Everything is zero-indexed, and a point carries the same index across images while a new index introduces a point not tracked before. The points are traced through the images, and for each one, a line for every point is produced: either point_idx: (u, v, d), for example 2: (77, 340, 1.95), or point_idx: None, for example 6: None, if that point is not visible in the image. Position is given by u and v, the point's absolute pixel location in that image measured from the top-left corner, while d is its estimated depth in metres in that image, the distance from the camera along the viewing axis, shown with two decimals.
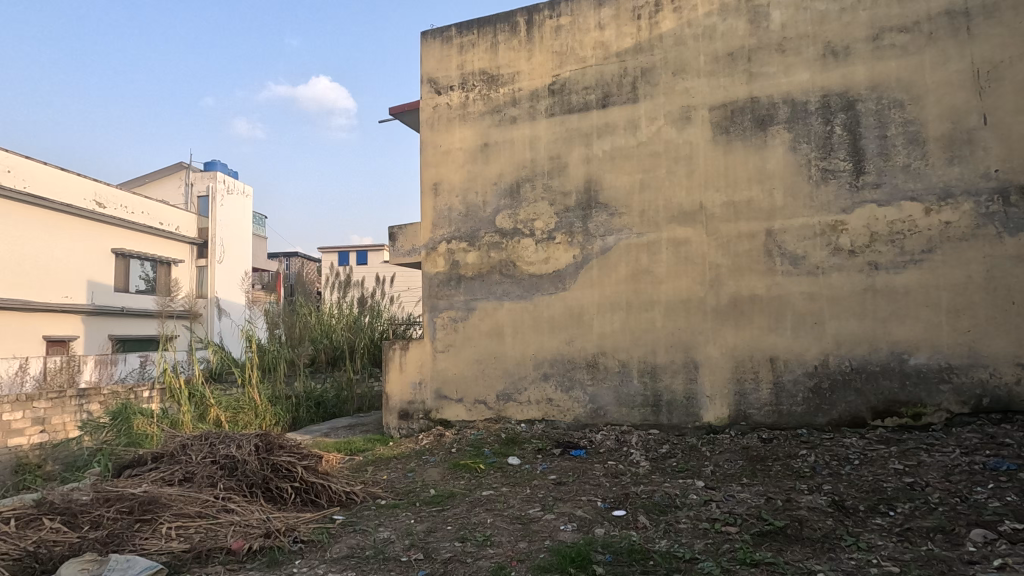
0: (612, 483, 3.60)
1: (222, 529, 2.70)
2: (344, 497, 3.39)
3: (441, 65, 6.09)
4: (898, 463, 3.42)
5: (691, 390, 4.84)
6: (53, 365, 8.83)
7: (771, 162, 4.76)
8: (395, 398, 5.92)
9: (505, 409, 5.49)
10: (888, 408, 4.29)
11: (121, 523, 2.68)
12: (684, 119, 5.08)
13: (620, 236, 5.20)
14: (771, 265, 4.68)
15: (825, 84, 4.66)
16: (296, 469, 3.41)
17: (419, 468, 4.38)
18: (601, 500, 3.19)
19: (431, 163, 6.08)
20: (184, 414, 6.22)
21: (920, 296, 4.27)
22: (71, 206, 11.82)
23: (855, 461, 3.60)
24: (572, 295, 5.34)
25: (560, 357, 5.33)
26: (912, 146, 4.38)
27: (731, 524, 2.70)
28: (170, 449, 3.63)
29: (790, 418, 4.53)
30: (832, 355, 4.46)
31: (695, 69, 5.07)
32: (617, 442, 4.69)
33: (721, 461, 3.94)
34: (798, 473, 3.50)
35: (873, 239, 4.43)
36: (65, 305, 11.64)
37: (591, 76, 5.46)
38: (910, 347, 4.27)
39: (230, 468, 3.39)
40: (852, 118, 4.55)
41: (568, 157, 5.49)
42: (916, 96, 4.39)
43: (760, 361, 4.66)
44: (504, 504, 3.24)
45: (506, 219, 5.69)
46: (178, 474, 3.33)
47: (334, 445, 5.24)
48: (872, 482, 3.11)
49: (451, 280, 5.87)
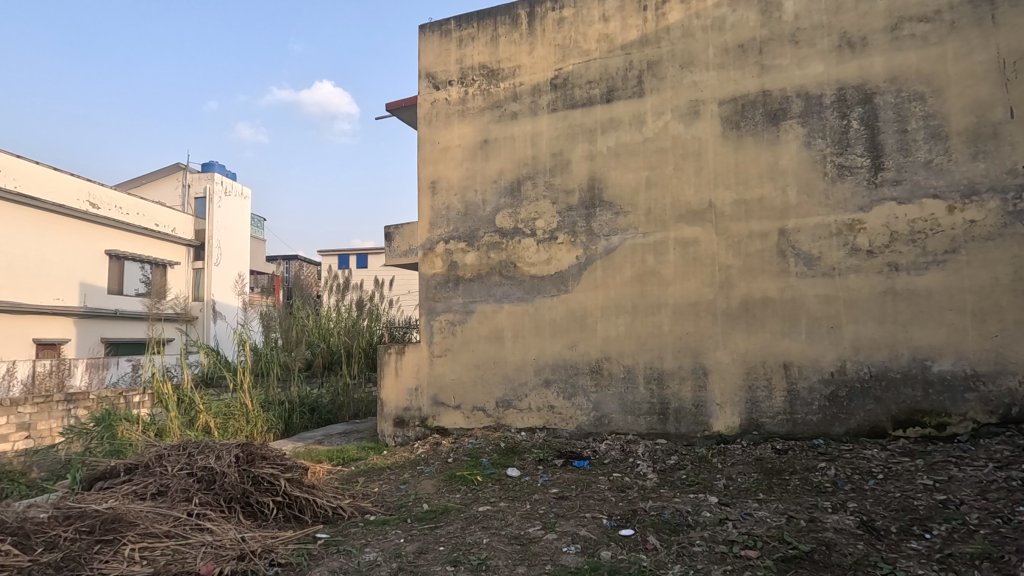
0: (618, 498, 3.36)
1: (192, 551, 2.47)
2: (330, 513, 3.16)
3: (440, 59, 5.88)
4: (927, 479, 3.17)
5: (701, 398, 4.60)
6: (42, 369, 8.61)
7: (784, 158, 4.54)
8: (390, 404, 5.69)
9: (505, 416, 5.25)
10: (909, 418, 4.05)
11: (79, 544, 2.44)
12: (692, 114, 4.86)
13: (625, 236, 4.98)
14: (784, 265, 4.45)
15: (841, 76, 4.44)
16: (278, 482, 3.18)
17: (413, 480, 4.15)
18: (606, 517, 2.95)
19: (429, 161, 5.87)
20: (172, 421, 6.01)
21: (944, 299, 4.04)
22: (63, 206, 11.60)
23: (879, 475, 3.35)
24: (574, 297, 5.12)
25: (562, 363, 5.10)
26: (935, 141, 4.15)
27: (751, 547, 2.46)
28: (144, 460, 3.40)
29: (805, 427, 4.30)
30: (850, 361, 4.22)
31: (703, 61, 4.86)
32: (623, 452, 4.45)
33: (734, 474, 3.70)
34: (818, 489, 3.25)
35: (893, 239, 4.20)
36: (56, 308, 11.43)
37: (594, 70, 5.25)
38: (933, 352, 4.03)
39: (208, 481, 3.15)
40: (869, 112, 4.33)
41: (571, 154, 5.27)
42: (938, 89, 4.17)
43: (773, 367, 4.42)
44: (501, 521, 3.00)
45: (506, 219, 5.47)
46: (151, 488, 3.09)
47: (326, 453, 5.03)
48: (900, 500, 2.86)
49: (448, 282, 5.65)
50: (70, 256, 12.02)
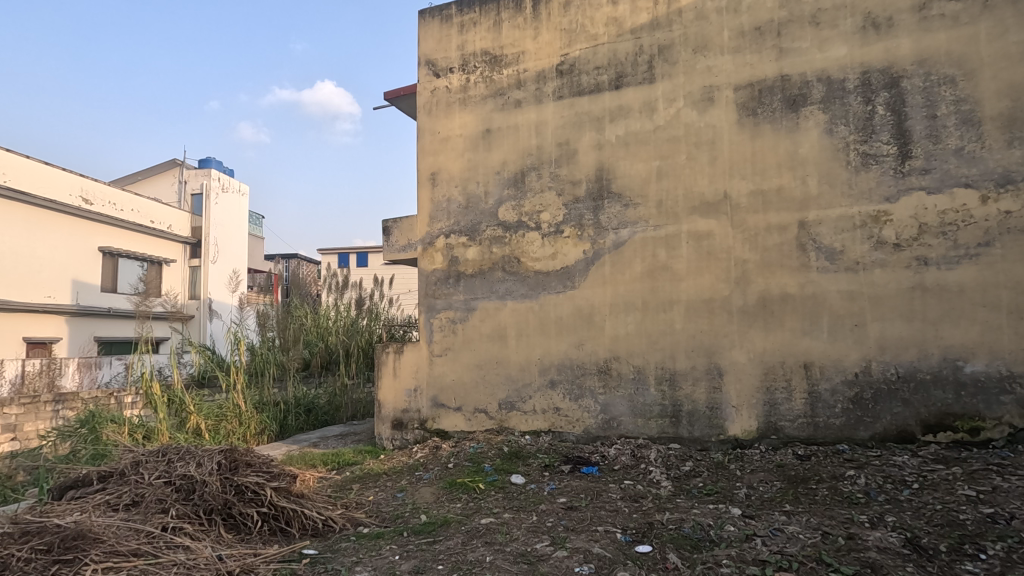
0: (631, 509, 3.11)
1: (164, 571, 2.23)
2: (319, 526, 2.92)
3: (441, 45, 5.64)
4: (969, 489, 2.92)
5: (715, 400, 4.35)
6: (31, 368, 8.10)
7: (804, 146, 4.29)
8: (388, 405, 5.45)
9: (507, 419, 5.01)
10: (940, 422, 3.80)
11: (35, 565, 2.20)
12: (706, 100, 4.61)
13: (635, 229, 4.73)
14: (805, 260, 4.20)
15: (865, 59, 4.18)
16: (264, 492, 2.93)
17: (410, 487, 3.90)
18: (620, 531, 2.71)
19: (429, 152, 5.63)
20: (161, 422, 5.71)
21: (977, 295, 3.78)
22: (54, 201, 11.37)
23: (915, 485, 3.11)
24: (581, 294, 4.87)
25: (569, 362, 4.85)
26: (966, 127, 3.89)
27: (786, 570, 2.22)
28: (119, 468, 3.15)
29: (827, 432, 4.04)
30: (875, 362, 3.97)
31: (717, 45, 4.61)
32: (634, 457, 4.19)
33: (756, 483, 3.44)
34: (850, 501, 3.00)
35: (922, 231, 3.94)
36: (48, 306, 11.23)
37: (602, 55, 4.99)
38: (965, 352, 3.78)
39: (187, 490, 2.91)
40: (896, 97, 4.08)
41: (578, 143, 5.02)
42: (970, 72, 3.91)
43: (793, 368, 4.17)
44: (506, 536, 2.74)
45: (509, 211, 5.22)
46: (125, 498, 2.84)
47: (321, 457, 4.81)
48: (943, 514, 2.62)
49: (449, 278, 5.40)
50: (63, 253, 11.80)
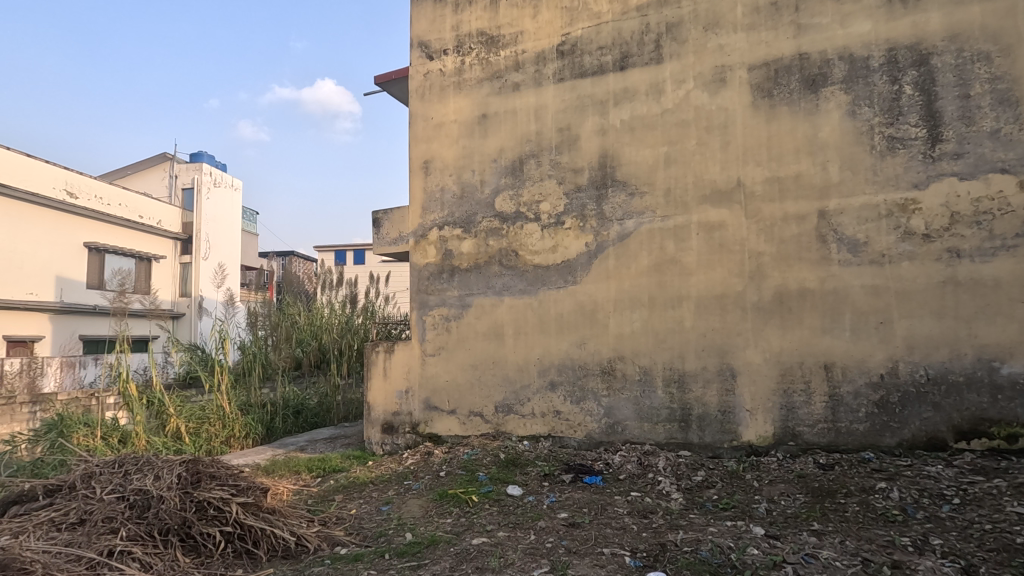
0: (641, 527, 2.81)
1: None
2: (291, 546, 2.63)
3: (434, 26, 5.32)
4: (1019, 506, 2.62)
5: (728, 403, 4.05)
6: (12, 369, 7.91)
7: (824, 129, 3.97)
8: (377, 408, 5.14)
9: (505, 423, 4.70)
10: (974, 428, 3.48)
11: None
12: (718, 82, 4.29)
13: (641, 220, 4.41)
14: (825, 252, 3.89)
15: (891, 35, 3.86)
16: (228, 508, 2.62)
17: (397, 500, 3.58)
18: (629, 555, 2.42)
19: (421, 139, 5.32)
20: (138, 425, 5.40)
21: (1015, 290, 3.46)
22: (37, 195, 11.05)
23: (956, 501, 2.80)
24: (583, 289, 4.56)
25: (570, 363, 4.54)
26: (1003, 107, 3.57)
27: None
28: (70, 480, 2.89)
29: (850, 438, 3.74)
30: (902, 362, 3.66)
31: (730, 22, 4.29)
32: (640, 466, 3.87)
33: (777, 496, 3.13)
34: (885, 520, 2.70)
35: (954, 220, 3.63)
36: (30, 304, 10.92)
37: (606, 34, 4.68)
38: (1002, 352, 3.46)
39: (142, 507, 2.62)
40: (925, 75, 3.75)
41: (580, 128, 4.70)
42: (1007, 47, 3.58)
43: (812, 369, 3.86)
44: (500, 560, 2.42)
45: (506, 201, 4.91)
46: (72, 516, 2.58)
47: (305, 463, 4.51)
48: (995, 537, 2.33)
49: (442, 273, 5.09)
50: (45, 250, 11.46)
